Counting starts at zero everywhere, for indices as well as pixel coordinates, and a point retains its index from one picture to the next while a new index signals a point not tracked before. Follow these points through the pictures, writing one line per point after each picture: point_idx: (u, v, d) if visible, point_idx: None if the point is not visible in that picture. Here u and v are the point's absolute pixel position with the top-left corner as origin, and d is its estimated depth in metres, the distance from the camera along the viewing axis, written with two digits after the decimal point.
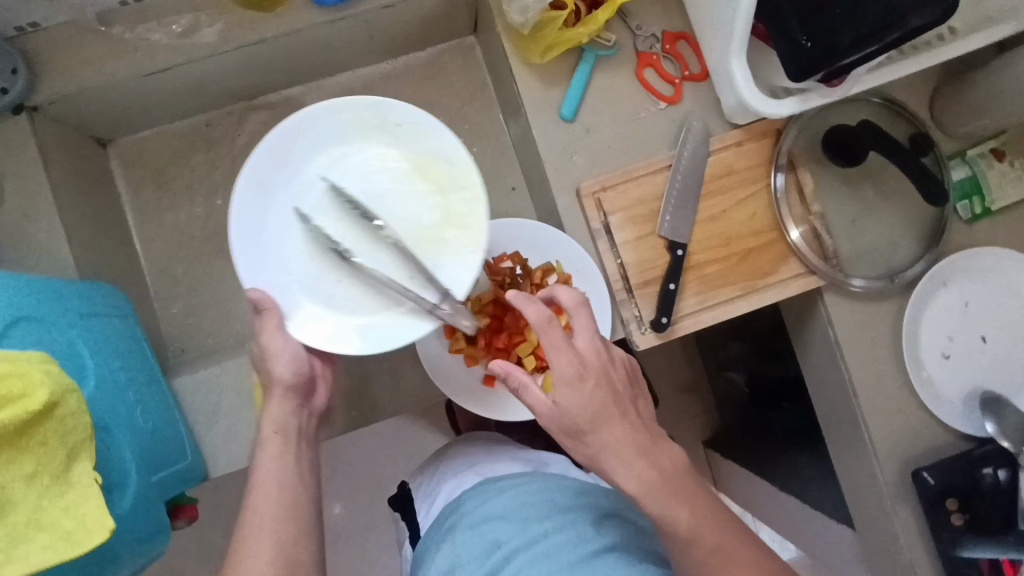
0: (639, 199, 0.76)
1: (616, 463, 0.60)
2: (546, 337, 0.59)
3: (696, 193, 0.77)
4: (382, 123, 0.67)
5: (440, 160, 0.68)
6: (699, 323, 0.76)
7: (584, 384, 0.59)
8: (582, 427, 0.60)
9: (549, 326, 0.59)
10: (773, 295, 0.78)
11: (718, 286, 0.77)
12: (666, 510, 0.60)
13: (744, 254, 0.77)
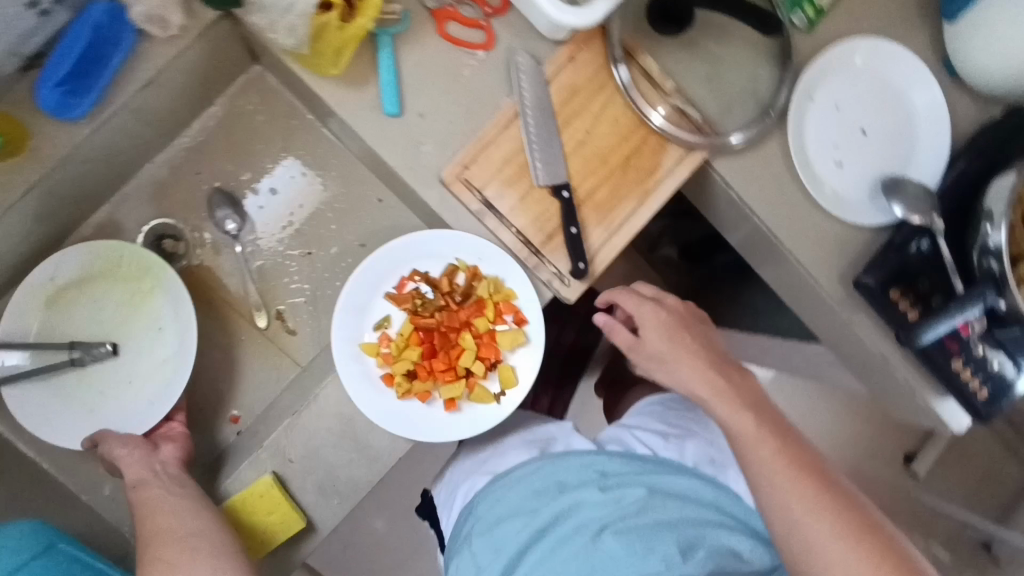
0: (505, 157, 0.72)
1: (688, 377, 0.68)
2: (627, 294, 0.73)
3: (553, 131, 0.73)
4: (67, 276, 0.73)
5: (127, 270, 0.75)
6: (616, 246, 0.75)
7: (656, 315, 0.71)
8: (661, 353, 0.69)
9: (632, 290, 0.73)
10: (669, 186, 0.76)
11: (612, 205, 0.75)
12: (730, 414, 0.65)
13: (620, 161, 0.75)
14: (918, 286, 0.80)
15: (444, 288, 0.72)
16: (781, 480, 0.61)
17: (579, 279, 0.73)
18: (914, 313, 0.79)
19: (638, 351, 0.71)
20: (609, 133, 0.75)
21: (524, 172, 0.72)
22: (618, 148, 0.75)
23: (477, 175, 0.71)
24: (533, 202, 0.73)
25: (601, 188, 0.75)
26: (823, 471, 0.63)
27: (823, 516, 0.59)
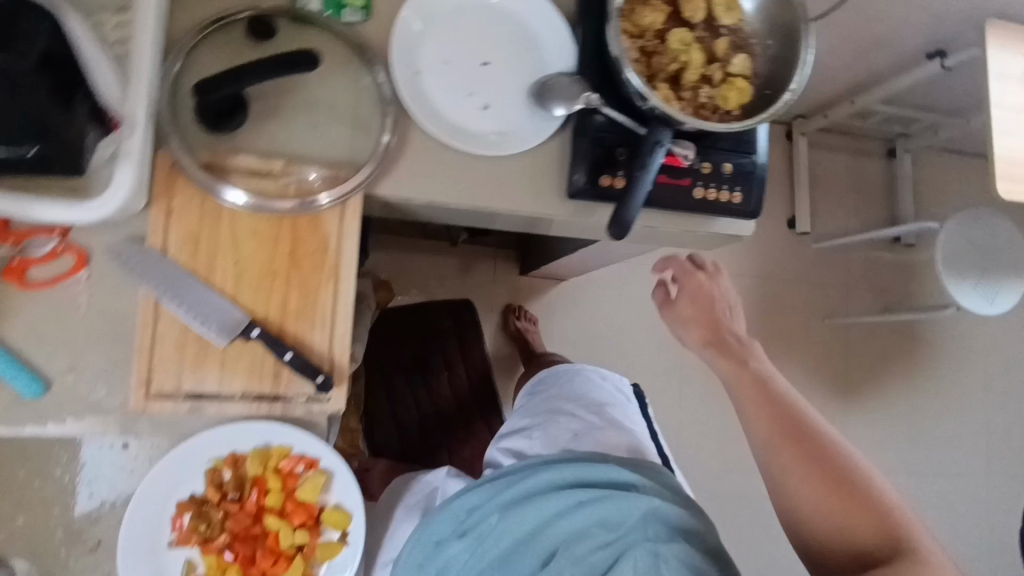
0: (197, 225, 0.54)
1: (730, 368, 0.68)
2: (692, 274, 0.76)
3: (433, 117, 0.61)
4: None
5: None
6: (348, 336, 0.57)
7: (686, 306, 0.76)
8: (681, 318, 0.76)
9: (687, 267, 0.77)
10: (353, 249, 0.58)
11: (307, 303, 0.56)
12: (756, 407, 0.63)
13: (287, 247, 0.56)
14: (723, 159, 0.65)
15: (211, 500, 0.57)
16: (748, 398, 0.64)
17: (335, 389, 0.55)
18: (739, 198, 0.66)
19: (707, 337, 0.72)
20: (278, 160, 0.56)
21: (217, 262, 0.54)
22: (281, 226, 0.56)
23: (176, 262, 0.53)
24: (250, 272, 0.55)
25: (288, 291, 0.56)
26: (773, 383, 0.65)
27: (788, 437, 0.60)
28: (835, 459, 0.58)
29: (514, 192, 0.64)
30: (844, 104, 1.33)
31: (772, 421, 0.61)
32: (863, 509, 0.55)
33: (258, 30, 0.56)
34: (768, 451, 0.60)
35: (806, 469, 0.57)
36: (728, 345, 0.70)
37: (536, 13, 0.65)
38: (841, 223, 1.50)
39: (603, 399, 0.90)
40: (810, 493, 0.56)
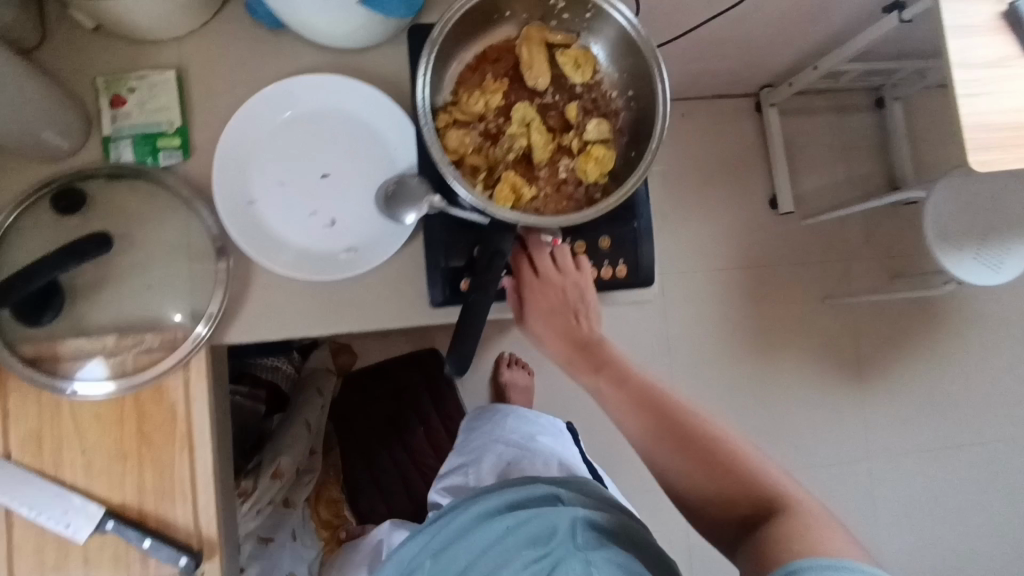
0: (37, 423, 0.53)
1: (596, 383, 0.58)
2: (540, 258, 0.58)
3: (278, 254, 0.57)
4: None
5: None
6: (214, 505, 0.55)
7: (548, 299, 0.58)
8: (535, 330, 0.59)
9: (536, 253, 0.58)
10: (203, 415, 0.55)
11: (164, 479, 0.55)
12: (622, 416, 0.56)
13: (133, 425, 0.54)
14: (599, 233, 0.60)
15: None
16: (598, 383, 0.58)
17: (205, 563, 0.55)
18: (624, 268, 0.60)
19: (549, 317, 0.58)
20: (111, 333, 0.54)
21: (65, 453, 0.53)
22: (128, 402, 0.54)
23: (21, 462, 0.53)
24: (102, 456, 0.54)
25: (144, 471, 0.54)
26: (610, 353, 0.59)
27: (643, 415, 0.55)
28: (699, 433, 0.54)
29: (374, 312, 0.59)
30: (807, 68, 1.20)
31: (648, 418, 0.55)
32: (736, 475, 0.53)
33: (70, 202, 0.53)
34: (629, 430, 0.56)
35: (670, 449, 0.54)
36: (586, 341, 0.58)
37: (373, 106, 0.59)
38: (829, 193, 1.37)
39: (523, 429, 0.97)
40: (678, 472, 0.54)
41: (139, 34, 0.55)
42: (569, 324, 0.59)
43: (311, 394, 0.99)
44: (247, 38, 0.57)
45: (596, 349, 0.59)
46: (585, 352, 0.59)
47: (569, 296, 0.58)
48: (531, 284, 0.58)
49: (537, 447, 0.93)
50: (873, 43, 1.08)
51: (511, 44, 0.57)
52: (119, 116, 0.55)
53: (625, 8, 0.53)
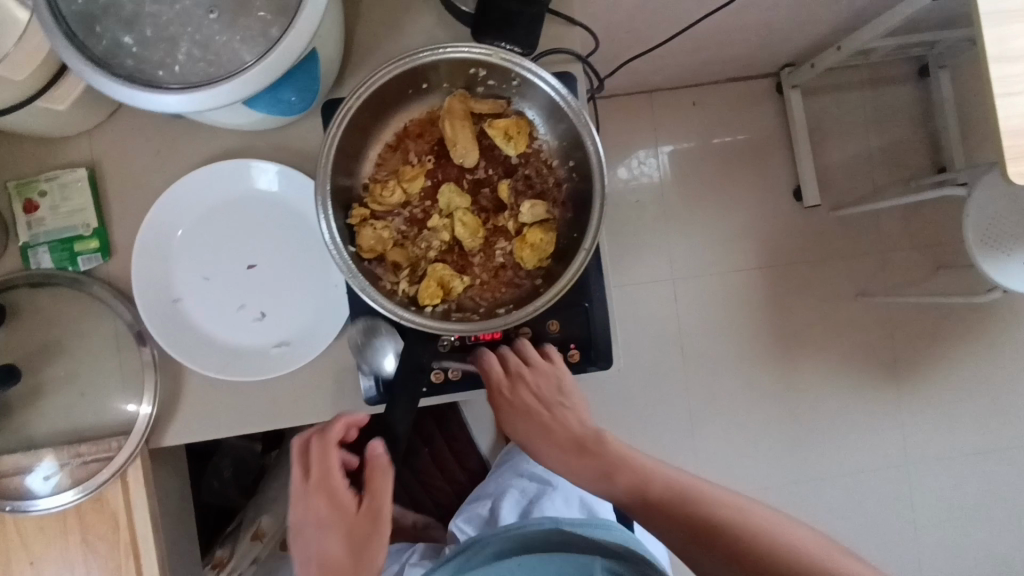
0: None
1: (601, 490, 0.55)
2: (506, 364, 0.54)
3: (206, 353, 0.54)
4: None
5: None
6: None
7: (523, 404, 0.55)
8: (517, 433, 0.57)
9: (500, 358, 0.55)
10: (147, 523, 0.54)
11: None
12: (642, 520, 0.53)
13: (79, 534, 0.53)
14: (548, 315, 0.55)
15: None
16: (579, 468, 0.56)
17: None
18: (577, 353, 0.55)
19: (529, 422, 0.56)
20: (47, 446, 0.53)
21: (16, 566, 0.53)
22: (72, 514, 0.54)
23: None
24: (51, 565, 0.53)
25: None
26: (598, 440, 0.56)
27: (629, 493, 0.54)
28: (693, 504, 0.52)
29: (311, 407, 0.55)
30: (831, 47, 1.05)
31: (662, 519, 0.52)
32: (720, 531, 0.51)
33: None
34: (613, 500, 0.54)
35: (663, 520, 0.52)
36: (577, 444, 0.56)
37: (296, 188, 0.54)
38: (866, 179, 1.21)
39: (548, 467, 0.85)
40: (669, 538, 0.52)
41: (44, 135, 0.52)
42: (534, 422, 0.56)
43: (305, 434, 0.89)
44: (160, 128, 0.54)
45: (586, 449, 0.56)
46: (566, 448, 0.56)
47: (542, 394, 0.55)
48: (502, 391, 0.55)
49: (558, 487, 0.81)
50: (906, 17, 0.93)
51: (436, 117, 0.53)
52: (33, 223, 0.53)
53: (549, 78, 0.46)
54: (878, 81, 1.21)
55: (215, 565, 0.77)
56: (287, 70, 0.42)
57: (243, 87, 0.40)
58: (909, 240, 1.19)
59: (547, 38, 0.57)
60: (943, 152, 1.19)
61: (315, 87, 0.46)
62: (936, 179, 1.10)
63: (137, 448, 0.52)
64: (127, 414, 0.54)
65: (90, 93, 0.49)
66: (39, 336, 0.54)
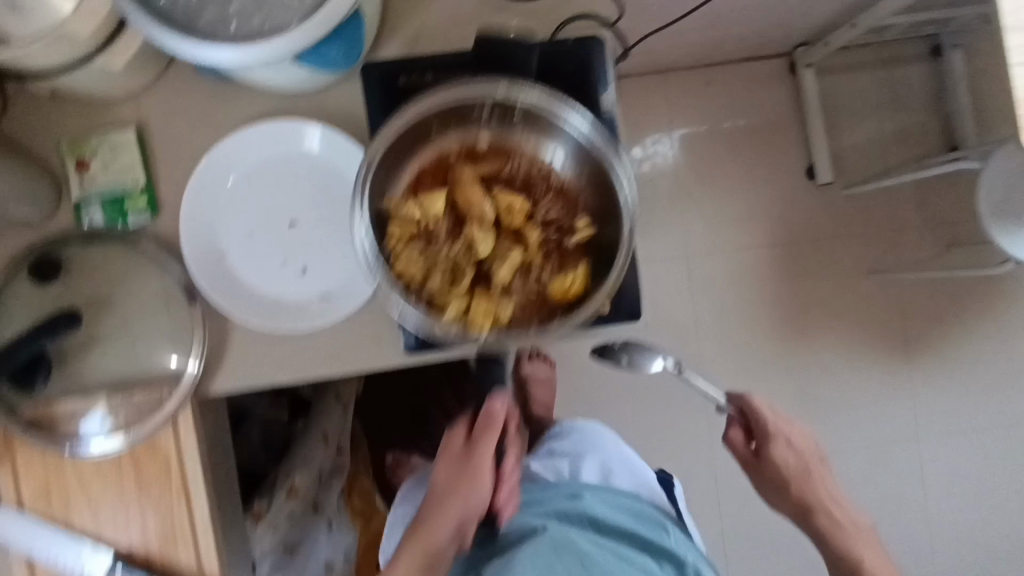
0: (44, 478, 0.56)
1: (780, 493, 0.78)
2: (766, 417, 0.76)
3: (253, 309, 0.56)
4: None
5: None
6: (215, 549, 0.57)
7: (774, 441, 0.76)
8: (749, 457, 0.77)
9: (764, 413, 0.76)
10: (197, 465, 0.56)
11: (166, 525, 0.57)
12: (800, 508, 0.77)
13: (132, 477, 0.56)
14: None
15: None
16: (786, 492, 0.77)
17: None
18: (607, 306, 0.57)
19: (755, 452, 0.77)
20: (100, 393, 0.55)
21: (72, 505, 0.56)
22: (126, 458, 0.56)
23: (33, 514, 0.56)
24: (105, 505, 0.56)
25: (147, 518, 0.56)
26: (807, 475, 0.77)
27: (820, 520, 0.76)
28: (847, 529, 0.77)
29: (349, 359, 0.58)
30: (845, 25, 1.06)
31: (819, 500, 0.77)
32: (865, 553, 0.76)
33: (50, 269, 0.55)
34: (801, 520, 0.77)
35: (831, 534, 0.76)
36: (790, 468, 0.76)
37: (335, 148, 0.56)
38: (878, 158, 1.22)
39: (628, 451, 0.85)
40: (825, 550, 0.77)
41: (95, 96, 0.54)
42: (767, 466, 0.76)
43: (331, 402, 0.92)
44: (204, 90, 0.56)
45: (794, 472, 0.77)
46: (771, 476, 0.76)
47: (779, 446, 0.76)
48: (746, 431, 0.78)
49: (637, 471, 0.82)
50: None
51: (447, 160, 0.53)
52: (86, 181, 0.56)
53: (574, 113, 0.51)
54: (891, 60, 1.22)
55: (253, 517, 0.83)
56: (333, 27, 0.45)
57: (290, 43, 0.43)
58: (922, 218, 1.21)
59: None
60: (956, 129, 1.19)
61: (358, 44, 0.48)
62: (950, 155, 1.11)
63: (187, 394, 0.55)
64: (171, 369, 0.56)
65: (141, 55, 0.52)
66: (91, 289, 0.56)
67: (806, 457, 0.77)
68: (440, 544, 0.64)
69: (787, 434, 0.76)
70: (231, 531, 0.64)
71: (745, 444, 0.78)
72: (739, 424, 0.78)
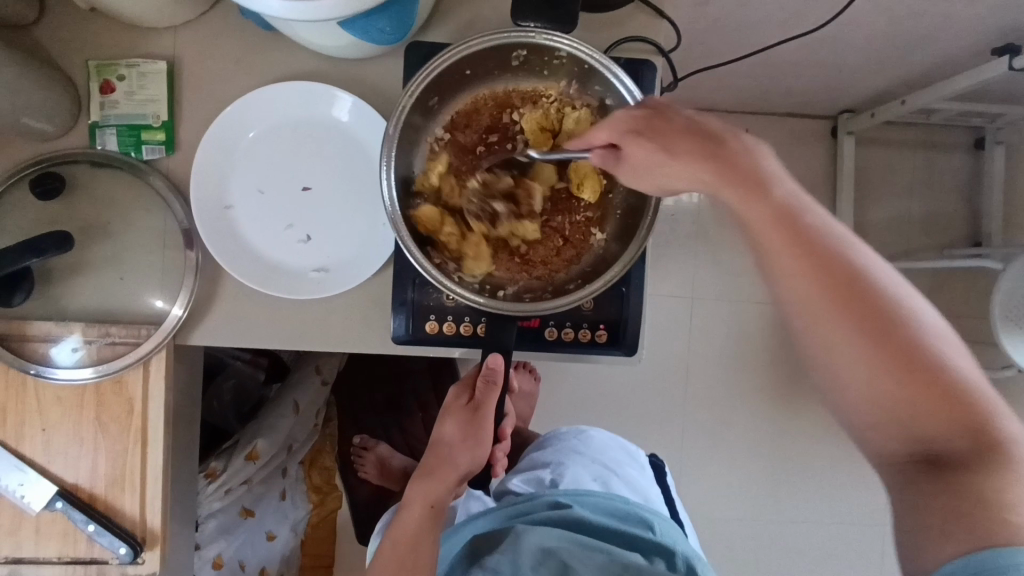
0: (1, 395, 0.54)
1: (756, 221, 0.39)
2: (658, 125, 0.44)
3: (251, 266, 0.55)
4: None
5: None
6: (162, 502, 0.55)
7: (680, 142, 0.43)
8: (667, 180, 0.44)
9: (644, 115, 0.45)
10: (162, 412, 0.55)
11: (117, 465, 0.55)
12: (780, 225, 0.39)
13: (91, 412, 0.54)
14: None
15: None
16: (778, 254, 0.39)
17: (146, 554, 0.55)
18: (604, 336, 0.55)
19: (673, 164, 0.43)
20: (76, 322, 0.54)
21: (23, 428, 0.54)
22: (88, 394, 0.54)
23: None
24: (57, 435, 0.54)
25: (100, 455, 0.54)
26: (825, 238, 0.38)
27: (854, 316, 0.36)
28: (920, 352, 0.35)
29: (338, 334, 0.56)
30: (896, 100, 1.05)
31: (810, 221, 0.39)
32: (959, 414, 0.35)
33: (48, 187, 0.53)
34: (807, 326, 0.37)
35: (867, 360, 0.36)
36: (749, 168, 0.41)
37: (367, 122, 0.55)
38: (900, 238, 1.21)
39: (615, 457, 0.81)
40: (894, 421, 0.36)
41: (135, 21, 0.53)
42: (722, 165, 0.41)
43: (311, 373, 0.90)
44: (244, 39, 0.55)
45: (766, 178, 0.41)
46: (738, 179, 0.40)
47: (682, 137, 0.43)
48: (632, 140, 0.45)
49: (626, 477, 0.77)
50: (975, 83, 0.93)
51: (478, 104, 0.54)
52: (107, 104, 0.54)
53: (628, 83, 0.49)
54: (930, 144, 1.21)
55: (208, 476, 0.77)
56: (387, 1, 0.44)
57: (338, 6, 0.41)
58: (932, 308, 1.19)
59: (633, 28, 0.58)
60: (984, 226, 1.18)
61: (406, 23, 0.47)
62: (973, 250, 1.10)
63: (166, 338, 0.54)
64: (156, 312, 0.55)
65: None
66: (91, 215, 0.55)
67: (810, 207, 0.40)
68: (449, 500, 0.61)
69: (762, 164, 0.41)
70: (182, 484, 0.62)
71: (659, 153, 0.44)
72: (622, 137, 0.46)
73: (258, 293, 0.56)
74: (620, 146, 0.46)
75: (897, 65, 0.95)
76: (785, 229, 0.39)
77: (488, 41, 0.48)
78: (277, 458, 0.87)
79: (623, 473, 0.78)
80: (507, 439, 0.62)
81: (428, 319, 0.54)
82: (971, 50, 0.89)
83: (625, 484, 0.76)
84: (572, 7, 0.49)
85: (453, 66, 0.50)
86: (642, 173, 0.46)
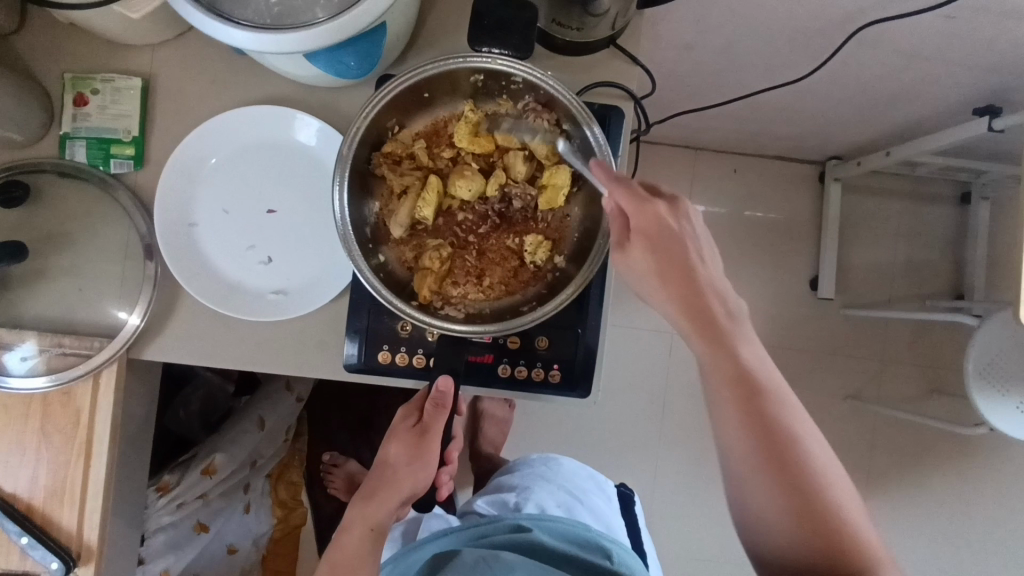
0: None
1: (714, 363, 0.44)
2: (673, 238, 0.45)
3: (210, 286, 0.55)
4: None
5: None
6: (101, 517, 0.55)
7: (668, 267, 0.45)
8: (646, 279, 0.46)
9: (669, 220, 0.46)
10: (109, 427, 0.55)
11: (57, 477, 0.54)
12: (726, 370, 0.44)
13: (38, 421, 0.54)
14: (540, 331, 0.55)
15: None
16: (720, 391, 0.44)
17: (79, 568, 0.54)
18: (556, 377, 0.55)
19: (667, 272, 0.45)
20: (29, 331, 0.54)
21: None
22: (34, 405, 0.54)
23: None
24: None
25: (42, 465, 0.54)
26: (763, 387, 0.44)
27: (772, 468, 0.43)
28: (823, 504, 0.42)
29: (291, 357, 0.56)
30: (880, 152, 1.06)
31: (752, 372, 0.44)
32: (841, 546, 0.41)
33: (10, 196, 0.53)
34: (746, 471, 0.43)
35: (787, 510, 0.42)
36: (722, 316, 0.45)
37: (334, 148, 0.55)
38: (882, 286, 1.21)
39: (581, 486, 0.79)
40: (780, 511, 0.42)
41: (112, 38, 0.54)
42: (703, 295, 0.45)
43: (280, 388, 0.90)
44: (220, 62, 0.56)
45: (727, 320, 0.45)
46: (705, 329, 0.45)
47: (676, 252, 0.46)
48: (643, 223, 0.46)
49: (592, 506, 0.76)
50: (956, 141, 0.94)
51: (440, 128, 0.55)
52: (79, 117, 0.55)
53: (585, 111, 0.48)
54: (916, 194, 1.21)
55: (159, 489, 0.75)
56: (352, 37, 0.44)
57: (301, 40, 0.42)
58: (912, 358, 1.19)
59: (605, 71, 0.59)
60: (966, 281, 1.18)
61: (374, 58, 0.48)
62: (952, 304, 1.10)
63: (119, 351, 0.53)
64: (111, 325, 0.55)
65: (163, 13, 0.51)
66: (54, 225, 0.55)
67: (744, 337, 0.45)
68: (389, 522, 0.60)
69: (716, 285, 0.46)
70: (126, 499, 0.61)
71: (651, 261, 0.46)
72: (619, 251, 0.47)
73: (214, 313, 0.56)
74: (624, 237, 0.47)
75: (880, 118, 0.96)
76: (731, 378, 0.44)
77: (441, 67, 0.48)
78: (238, 472, 0.86)
79: (590, 502, 0.77)
80: (454, 465, 0.58)
81: (381, 347, 0.54)
82: (952, 109, 0.90)
83: (589, 512, 0.75)
84: (531, 35, 0.48)
85: (410, 88, 0.49)
86: (631, 271, 0.47)
